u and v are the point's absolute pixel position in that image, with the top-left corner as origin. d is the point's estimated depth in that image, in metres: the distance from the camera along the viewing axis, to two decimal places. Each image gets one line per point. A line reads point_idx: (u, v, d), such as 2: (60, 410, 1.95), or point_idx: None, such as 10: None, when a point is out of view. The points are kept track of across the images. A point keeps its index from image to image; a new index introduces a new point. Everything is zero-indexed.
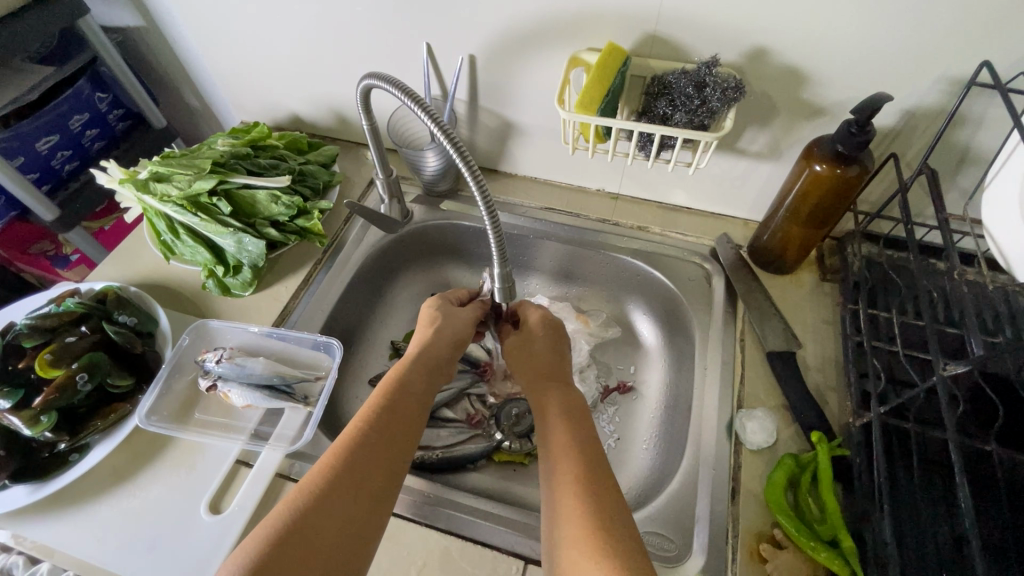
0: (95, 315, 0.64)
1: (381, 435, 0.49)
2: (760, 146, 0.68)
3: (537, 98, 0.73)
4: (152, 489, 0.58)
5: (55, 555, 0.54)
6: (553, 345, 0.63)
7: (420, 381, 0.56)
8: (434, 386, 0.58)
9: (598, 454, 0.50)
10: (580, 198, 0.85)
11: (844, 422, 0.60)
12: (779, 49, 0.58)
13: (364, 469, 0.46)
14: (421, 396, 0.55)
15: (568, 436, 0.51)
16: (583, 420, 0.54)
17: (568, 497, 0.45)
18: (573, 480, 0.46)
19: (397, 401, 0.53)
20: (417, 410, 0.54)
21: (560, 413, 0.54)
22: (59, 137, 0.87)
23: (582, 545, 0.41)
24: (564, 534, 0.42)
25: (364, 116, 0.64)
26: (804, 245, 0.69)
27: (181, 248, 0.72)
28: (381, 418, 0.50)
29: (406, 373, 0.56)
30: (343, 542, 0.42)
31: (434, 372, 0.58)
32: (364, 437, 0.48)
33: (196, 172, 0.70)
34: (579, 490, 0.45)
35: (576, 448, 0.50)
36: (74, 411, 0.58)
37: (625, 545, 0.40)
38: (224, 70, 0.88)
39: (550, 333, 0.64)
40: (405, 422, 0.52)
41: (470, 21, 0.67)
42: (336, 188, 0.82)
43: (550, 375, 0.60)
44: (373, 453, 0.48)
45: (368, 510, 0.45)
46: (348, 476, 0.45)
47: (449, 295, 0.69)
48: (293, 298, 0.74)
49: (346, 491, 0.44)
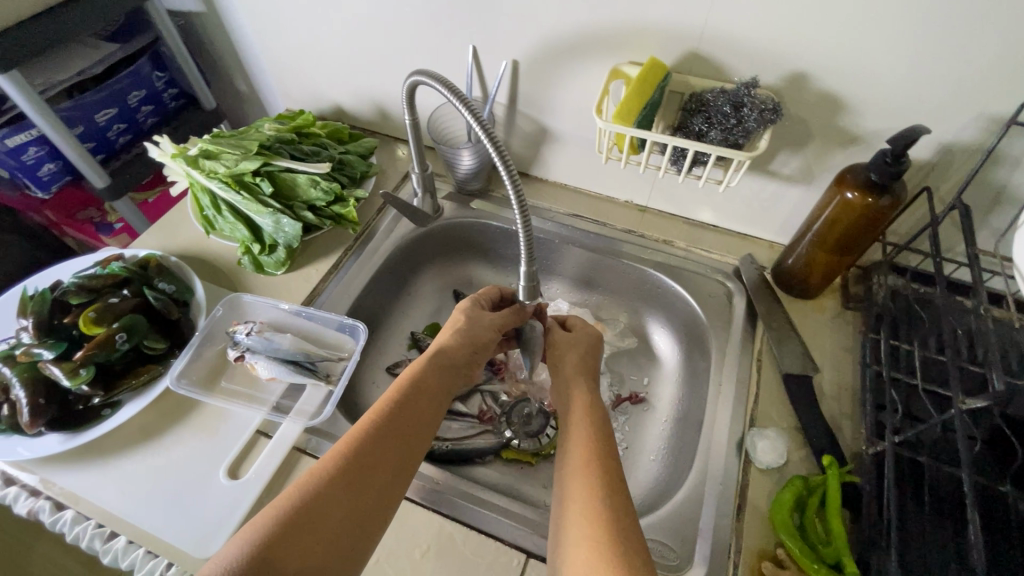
0: (136, 279, 0.67)
1: (391, 430, 0.51)
2: (792, 169, 0.69)
3: (575, 107, 0.75)
4: (173, 449, 0.60)
5: (80, 502, 0.57)
6: (594, 355, 0.66)
7: (433, 382, 0.57)
8: (449, 388, 0.59)
9: (615, 466, 0.50)
10: (608, 207, 0.86)
11: (856, 450, 0.60)
12: (818, 75, 0.59)
13: (370, 465, 0.48)
14: (432, 399, 0.56)
15: (583, 450, 0.51)
16: (604, 425, 0.55)
17: (586, 505, 0.45)
18: (591, 488, 0.47)
19: (411, 398, 0.54)
20: (427, 413, 0.55)
21: (574, 429, 0.55)
22: (117, 111, 0.88)
23: (597, 555, 0.41)
24: (578, 538, 0.43)
25: (406, 111, 0.67)
26: (828, 271, 0.70)
27: (222, 223, 0.75)
28: (388, 419, 0.51)
29: (420, 377, 0.57)
30: (344, 531, 0.44)
31: (448, 375, 0.59)
32: (373, 436, 0.49)
33: (243, 153, 0.73)
34: (597, 498, 0.46)
35: (594, 455, 0.50)
36: (110, 368, 0.61)
37: (634, 557, 0.41)
38: (276, 59, 0.91)
39: (593, 346, 0.67)
40: (416, 419, 0.53)
41: (518, 27, 0.69)
42: (372, 179, 0.85)
43: (585, 379, 0.62)
44: (384, 445, 0.49)
45: (368, 507, 0.46)
46: (355, 468, 0.47)
47: (485, 294, 0.70)
48: (322, 281, 0.76)
49: (351, 481, 0.46)
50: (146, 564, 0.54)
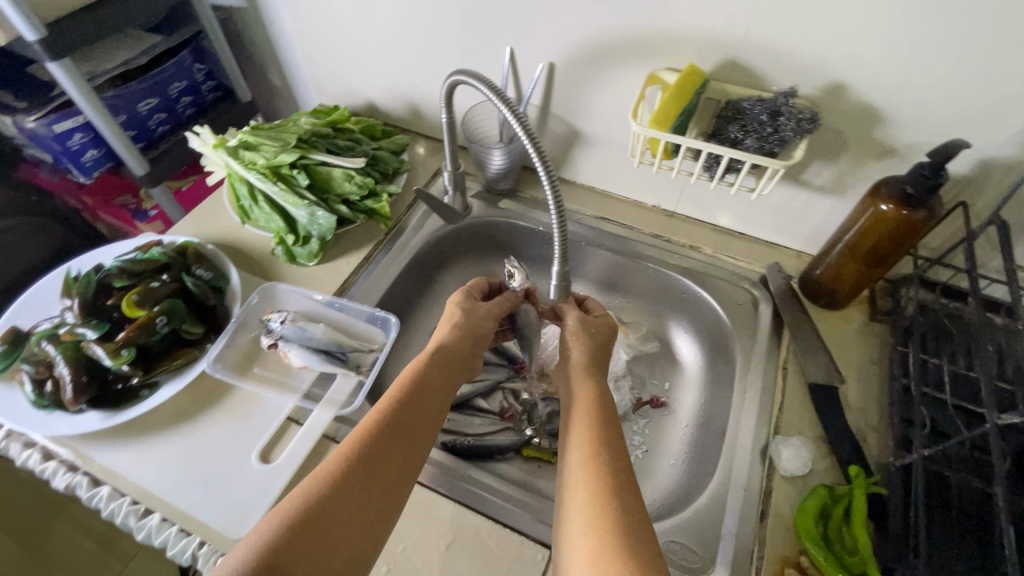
0: (175, 265, 0.69)
1: (395, 429, 0.51)
2: (824, 179, 0.69)
3: (609, 110, 0.76)
4: (208, 431, 0.62)
5: (117, 479, 0.58)
6: (603, 343, 0.65)
7: (435, 377, 0.58)
8: (452, 382, 0.60)
9: (618, 456, 0.50)
10: (635, 211, 0.87)
11: (882, 462, 0.59)
12: (857, 87, 0.59)
13: (376, 463, 0.48)
14: (436, 391, 0.57)
15: (585, 439, 0.52)
16: (607, 413, 0.55)
17: (588, 494, 0.46)
18: (593, 477, 0.48)
19: (414, 395, 0.55)
20: (431, 409, 0.56)
21: (575, 417, 0.55)
22: (158, 100, 0.91)
23: (602, 545, 0.42)
24: (582, 529, 0.44)
25: (444, 110, 0.68)
26: (857, 282, 0.70)
27: (257, 213, 0.77)
28: (395, 414, 0.52)
29: (424, 371, 0.58)
30: (354, 529, 0.45)
31: (450, 366, 0.61)
32: (381, 431, 0.50)
33: (282, 145, 0.75)
34: (600, 487, 0.46)
35: (596, 445, 0.51)
36: (149, 350, 0.63)
37: (639, 546, 0.42)
38: (313, 55, 0.93)
39: (603, 334, 0.66)
40: (420, 416, 0.54)
41: (556, 30, 0.70)
42: (403, 176, 0.86)
43: (588, 367, 0.61)
44: (389, 443, 0.50)
45: (380, 500, 0.47)
46: (361, 467, 0.47)
47: (476, 285, 0.72)
48: (353, 273, 0.78)
49: (358, 480, 0.47)
50: (178, 542, 0.54)
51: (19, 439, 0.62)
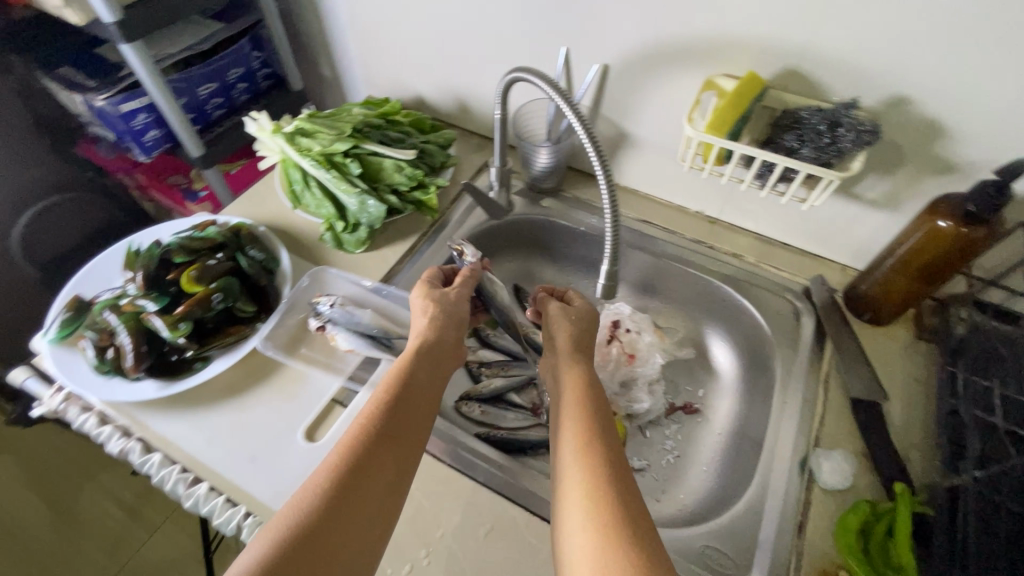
0: (230, 245, 0.72)
1: (385, 431, 0.49)
2: (878, 193, 0.68)
3: (660, 114, 0.76)
4: (256, 407, 0.64)
5: (170, 446, 0.61)
6: (582, 332, 0.66)
7: (421, 371, 0.56)
8: (440, 375, 0.58)
9: (614, 448, 0.50)
10: (677, 216, 0.87)
11: (926, 482, 0.59)
12: (922, 101, 0.58)
13: (367, 470, 0.46)
14: (425, 389, 0.55)
15: (577, 432, 0.51)
16: (596, 405, 0.55)
17: (583, 487, 0.46)
18: (589, 468, 0.47)
19: (401, 393, 0.53)
20: (421, 407, 0.54)
21: (566, 409, 0.55)
22: (217, 85, 0.93)
23: (604, 539, 0.42)
24: (581, 522, 0.44)
25: (498, 106, 0.69)
26: (905, 299, 0.69)
27: (309, 198, 0.79)
28: (384, 416, 0.50)
29: (410, 367, 0.56)
30: (351, 543, 0.43)
31: (434, 359, 0.59)
32: (371, 436, 0.48)
33: (338, 134, 0.77)
34: (597, 480, 0.46)
35: (589, 436, 0.50)
36: (204, 325, 0.65)
37: (642, 538, 0.42)
38: (367, 47, 0.95)
39: (584, 322, 0.68)
40: (410, 414, 0.52)
41: (613, 32, 0.71)
42: (450, 169, 0.87)
43: (571, 358, 0.62)
44: (380, 448, 0.48)
45: (377, 508, 0.45)
46: (353, 475, 0.45)
47: (435, 274, 0.71)
48: (398, 262, 0.79)
49: (351, 490, 0.45)
50: (223, 512, 0.56)
51: (78, 403, 0.64)
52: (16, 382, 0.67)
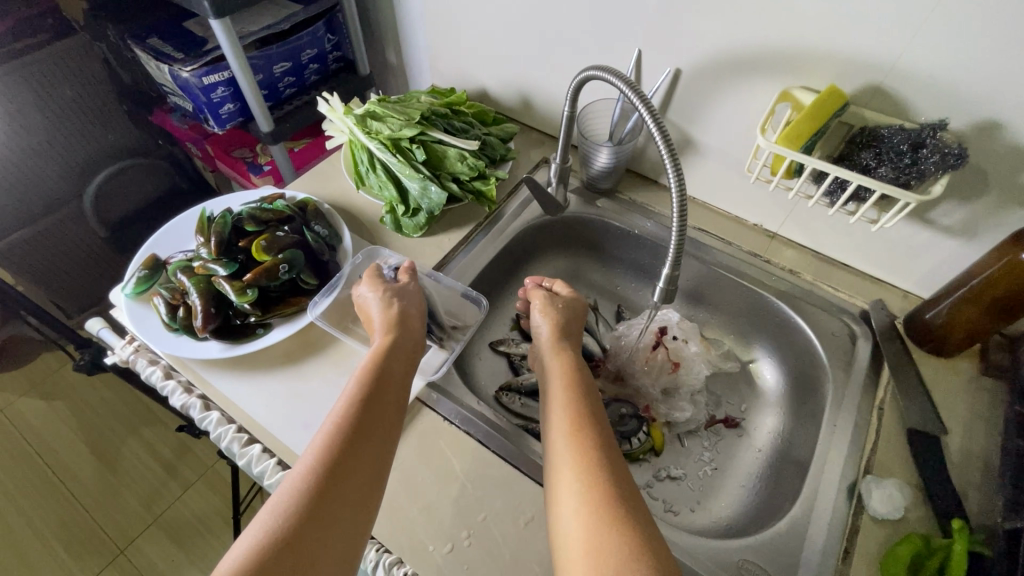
0: (297, 219, 0.74)
1: (362, 424, 0.50)
2: (954, 221, 0.66)
3: (728, 122, 0.75)
4: (312, 377, 0.66)
5: (230, 406, 0.64)
6: (564, 327, 0.68)
7: (393, 364, 0.58)
8: (410, 366, 0.60)
9: (601, 428, 0.52)
10: (734, 227, 0.85)
11: (983, 522, 0.57)
12: (1015, 128, 0.56)
13: (348, 461, 0.47)
14: (397, 380, 0.56)
15: (564, 415, 0.53)
16: (582, 390, 0.57)
17: (573, 466, 0.47)
18: (578, 448, 0.49)
19: (375, 387, 0.54)
20: (394, 400, 0.55)
21: (553, 396, 0.56)
22: (290, 65, 0.97)
23: (598, 513, 0.43)
24: (573, 500, 0.45)
25: (568, 103, 0.70)
26: (973, 332, 0.66)
27: (372, 180, 0.81)
28: (359, 412, 0.51)
29: (380, 364, 0.57)
30: (339, 533, 0.44)
31: (401, 353, 0.60)
32: (345, 435, 0.49)
33: (407, 119, 0.79)
34: (585, 460, 0.48)
35: (576, 419, 0.52)
36: (268, 293, 0.68)
37: (633, 512, 0.43)
38: (436, 37, 0.97)
39: (561, 314, 0.69)
40: (384, 405, 0.53)
41: (690, 38, 0.70)
42: (508, 163, 0.88)
43: (555, 350, 0.64)
44: (358, 441, 0.49)
45: (359, 506, 0.46)
46: (335, 468, 0.46)
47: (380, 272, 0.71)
48: (452, 250, 0.80)
49: (336, 483, 0.46)
50: (274, 474, 0.58)
51: (145, 355, 0.68)
52: (92, 331, 0.72)
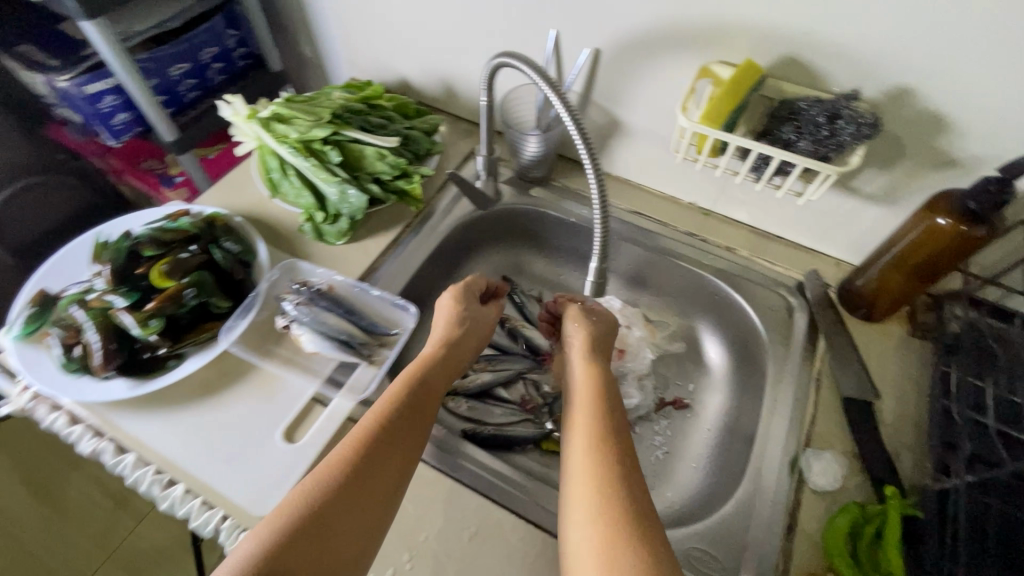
0: (204, 237, 0.69)
1: (385, 442, 0.49)
2: (876, 188, 0.66)
3: (653, 101, 0.73)
4: (232, 407, 0.61)
5: (144, 448, 0.58)
6: (602, 337, 0.65)
7: (427, 382, 0.56)
8: (443, 385, 0.58)
9: (625, 445, 0.49)
10: (670, 208, 0.84)
11: (916, 483, 0.58)
12: (924, 93, 0.56)
13: (362, 483, 0.45)
14: (428, 398, 0.55)
15: (590, 428, 0.51)
16: (614, 404, 0.55)
17: (594, 482, 0.45)
18: (601, 465, 0.46)
19: (403, 407, 0.52)
20: (422, 417, 0.53)
21: (580, 404, 0.54)
22: (189, 66, 0.89)
23: (614, 539, 0.41)
24: (592, 520, 0.43)
25: (484, 92, 0.66)
26: (900, 297, 0.67)
27: (286, 186, 0.75)
28: (382, 431, 0.49)
29: (414, 385, 0.55)
30: (338, 553, 0.42)
31: (446, 370, 0.60)
32: (362, 453, 0.47)
33: (316, 120, 0.73)
34: (609, 479, 0.45)
35: (604, 434, 0.49)
36: (177, 321, 0.62)
37: (652, 544, 0.40)
38: (348, 27, 0.91)
39: (603, 327, 0.66)
40: (411, 424, 0.51)
41: (606, 16, 0.67)
42: (435, 157, 0.84)
43: (592, 356, 0.61)
44: (376, 459, 0.47)
45: (365, 525, 0.44)
46: (346, 489, 0.45)
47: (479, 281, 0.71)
48: (381, 255, 0.76)
49: (344, 503, 0.44)
50: (201, 515, 0.54)
51: (47, 402, 0.61)
52: None
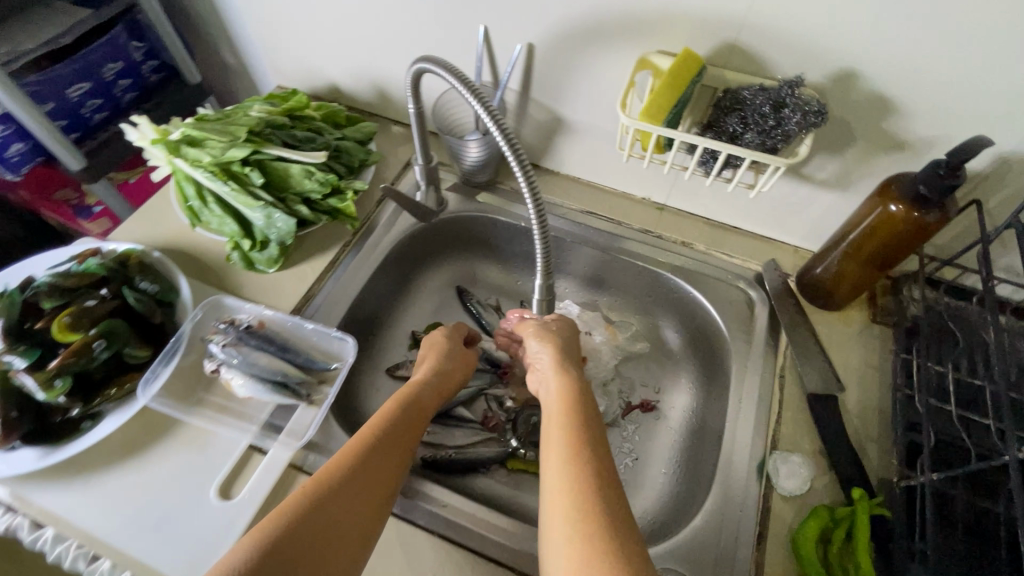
0: (115, 278, 0.62)
1: (359, 473, 0.47)
2: (828, 173, 0.64)
3: (593, 95, 0.69)
4: (159, 465, 0.56)
5: (60, 522, 0.52)
6: (570, 344, 0.62)
7: (404, 413, 0.56)
8: (421, 415, 0.58)
9: (603, 450, 0.47)
10: (623, 204, 0.81)
11: (884, 477, 0.57)
12: (867, 75, 0.53)
13: (332, 515, 0.43)
14: (406, 428, 0.54)
15: (566, 436, 0.48)
16: (590, 409, 0.52)
17: (571, 491, 0.43)
18: (576, 473, 0.44)
19: (380, 438, 0.51)
20: (400, 448, 0.52)
21: (555, 412, 0.52)
22: (91, 85, 0.81)
23: (590, 549, 0.38)
24: (567, 530, 0.40)
25: (411, 100, 0.61)
26: (859, 284, 0.65)
27: (208, 216, 0.69)
28: (356, 461, 0.48)
29: (390, 417, 0.54)
30: None
31: (425, 403, 0.59)
32: (332, 484, 0.45)
33: (230, 139, 0.67)
34: (584, 486, 0.43)
35: (580, 441, 0.47)
36: (89, 377, 0.56)
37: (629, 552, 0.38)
38: (266, 32, 0.84)
39: (568, 334, 0.63)
40: (388, 456, 0.50)
41: (535, 7, 0.62)
42: (371, 168, 0.78)
43: (565, 361, 0.59)
44: (348, 491, 0.45)
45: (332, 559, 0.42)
46: (313, 521, 0.42)
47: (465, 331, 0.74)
48: (318, 280, 0.71)
49: (308, 536, 0.41)
50: None
51: None
52: None
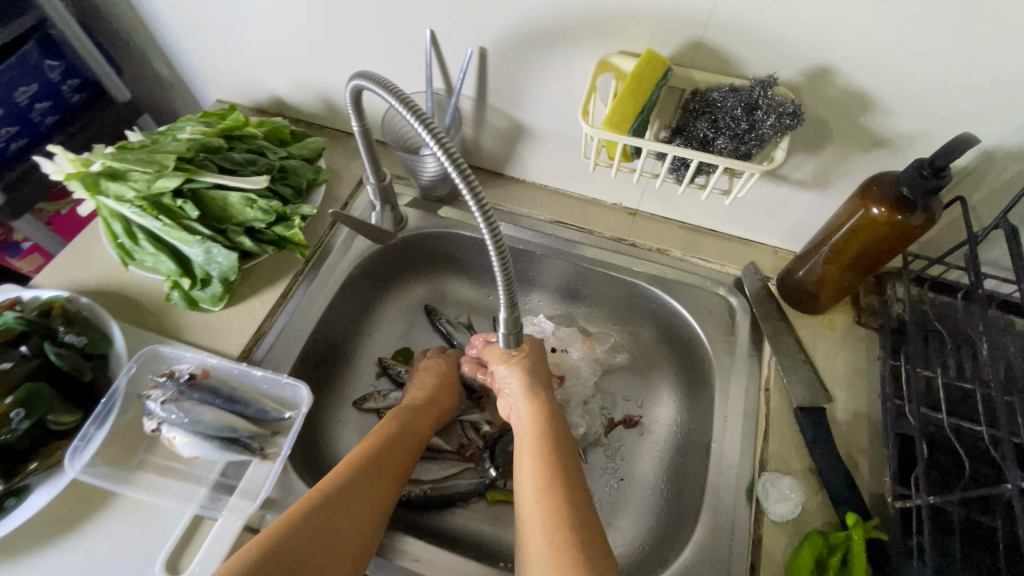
0: (35, 332, 0.55)
1: (334, 513, 0.47)
2: (805, 173, 0.60)
3: (554, 100, 0.64)
4: (97, 541, 0.51)
5: None
6: (540, 369, 0.59)
7: (386, 449, 0.56)
8: (400, 450, 0.58)
9: (575, 484, 0.48)
10: (594, 211, 0.76)
11: (876, 491, 0.54)
12: (842, 71, 0.49)
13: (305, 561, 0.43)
14: (387, 466, 0.54)
15: (539, 468, 0.49)
16: (563, 440, 0.53)
17: (545, 528, 0.44)
18: (551, 512, 0.45)
19: (358, 479, 0.51)
20: (379, 485, 0.52)
21: (528, 442, 0.53)
22: (2, 111, 0.73)
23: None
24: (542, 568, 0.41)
25: (354, 118, 0.55)
26: (842, 287, 0.62)
27: (140, 255, 0.63)
28: (332, 503, 0.48)
29: (369, 455, 0.54)
30: None
31: (406, 437, 0.60)
32: (307, 529, 0.45)
33: (158, 170, 0.60)
34: (559, 526, 0.44)
35: (553, 476, 0.48)
36: (11, 450, 0.50)
37: None
38: (196, 43, 0.77)
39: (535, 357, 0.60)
40: (367, 497, 0.50)
41: (483, 8, 0.57)
42: (321, 188, 0.73)
43: (537, 385, 0.58)
44: (321, 533, 0.45)
45: None
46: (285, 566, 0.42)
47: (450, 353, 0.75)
48: (268, 316, 0.65)
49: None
50: None
51: None
52: None
